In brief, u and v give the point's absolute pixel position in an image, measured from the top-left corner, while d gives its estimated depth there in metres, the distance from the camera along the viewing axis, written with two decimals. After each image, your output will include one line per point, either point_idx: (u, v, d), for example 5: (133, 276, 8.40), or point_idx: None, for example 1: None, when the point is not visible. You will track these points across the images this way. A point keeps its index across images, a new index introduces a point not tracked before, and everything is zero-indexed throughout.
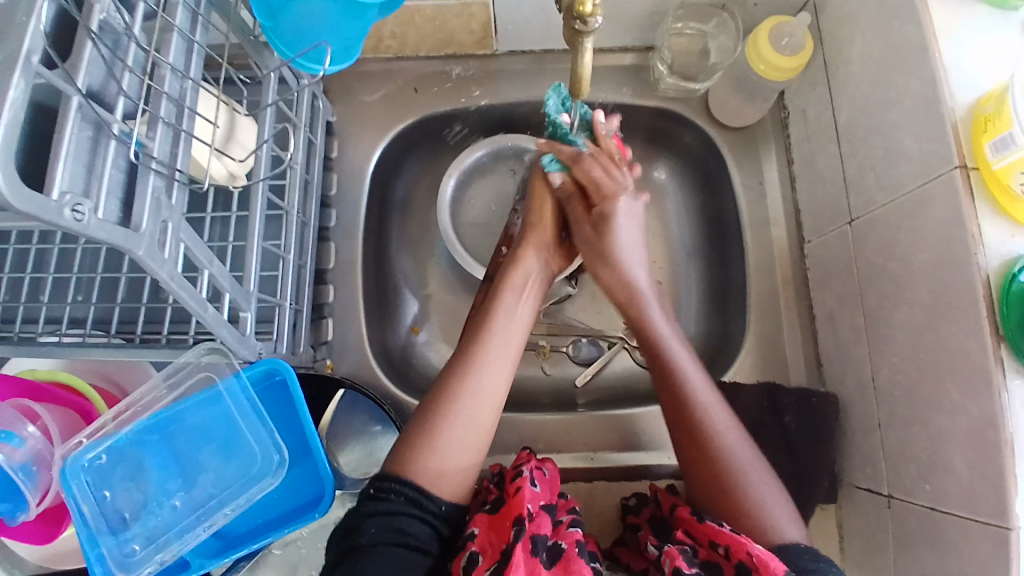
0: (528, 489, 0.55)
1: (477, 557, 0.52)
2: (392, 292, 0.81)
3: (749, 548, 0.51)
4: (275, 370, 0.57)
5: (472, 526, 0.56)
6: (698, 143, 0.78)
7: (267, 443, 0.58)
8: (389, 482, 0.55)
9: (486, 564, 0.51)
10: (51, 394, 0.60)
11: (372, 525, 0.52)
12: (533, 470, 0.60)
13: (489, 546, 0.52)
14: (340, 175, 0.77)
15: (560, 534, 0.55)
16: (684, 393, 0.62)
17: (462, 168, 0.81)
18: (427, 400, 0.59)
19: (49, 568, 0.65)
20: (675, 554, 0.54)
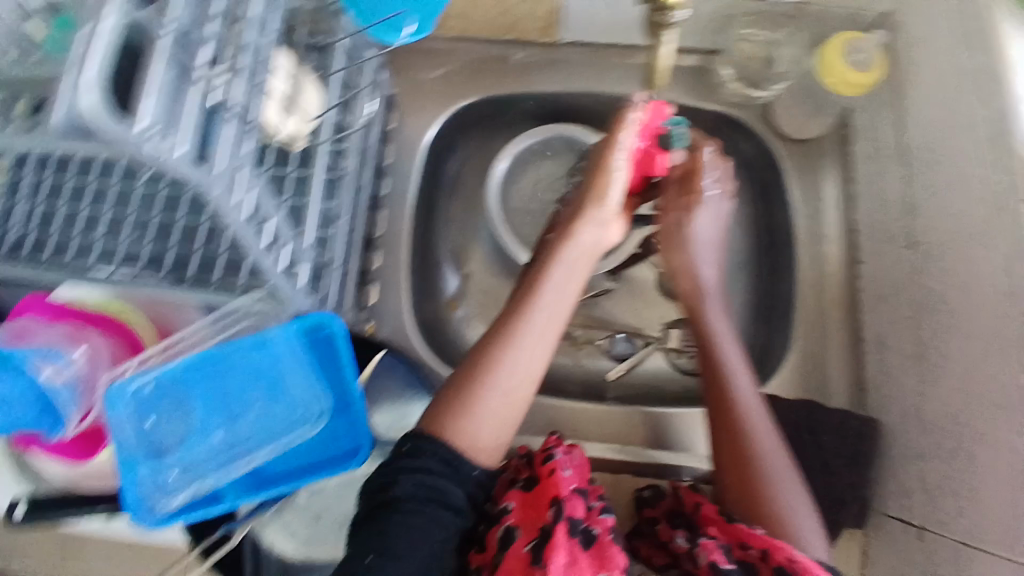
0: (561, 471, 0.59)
1: (514, 532, 0.56)
2: (434, 266, 0.82)
3: (791, 554, 0.52)
4: (322, 324, 0.58)
5: (508, 502, 0.60)
6: (756, 152, 0.77)
7: (308, 394, 0.60)
8: (423, 442, 0.56)
9: (526, 540, 0.55)
10: (101, 323, 0.63)
11: (409, 480, 0.54)
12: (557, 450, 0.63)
13: (528, 522, 0.57)
14: (396, 145, 0.77)
15: (592, 519, 0.57)
16: (729, 395, 0.61)
17: (513, 152, 0.81)
18: (463, 364, 0.60)
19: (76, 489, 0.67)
20: (712, 547, 0.56)
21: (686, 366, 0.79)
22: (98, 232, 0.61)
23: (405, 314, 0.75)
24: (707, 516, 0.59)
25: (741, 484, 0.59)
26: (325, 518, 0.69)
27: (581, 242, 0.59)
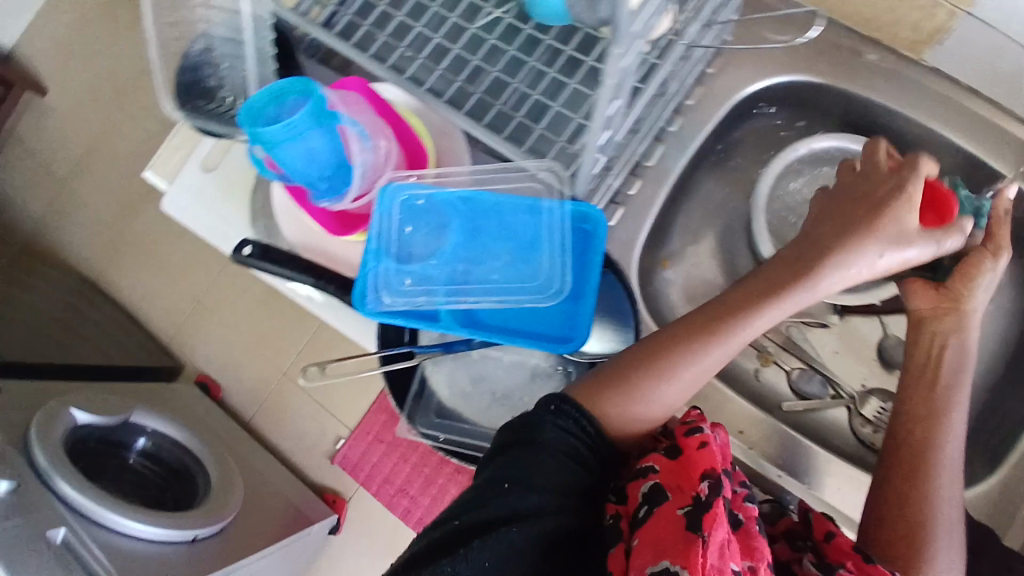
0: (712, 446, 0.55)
1: (664, 494, 0.53)
2: (668, 219, 0.80)
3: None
4: (589, 217, 0.60)
5: (651, 461, 0.56)
6: None
7: (552, 270, 0.61)
8: (565, 404, 0.58)
9: (676, 504, 0.51)
10: (404, 127, 0.67)
11: (555, 426, 0.55)
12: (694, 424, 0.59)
13: (676, 489, 0.53)
14: (706, 91, 0.73)
15: (736, 504, 0.53)
16: (927, 477, 0.60)
17: (809, 147, 0.77)
18: (642, 346, 0.62)
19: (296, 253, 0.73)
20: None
21: (867, 438, 0.74)
22: (418, 50, 0.70)
23: (635, 247, 0.72)
24: (840, 552, 0.56)
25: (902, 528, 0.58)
26: (483, 387, 0.71)
27: (823, 289, 0.60)
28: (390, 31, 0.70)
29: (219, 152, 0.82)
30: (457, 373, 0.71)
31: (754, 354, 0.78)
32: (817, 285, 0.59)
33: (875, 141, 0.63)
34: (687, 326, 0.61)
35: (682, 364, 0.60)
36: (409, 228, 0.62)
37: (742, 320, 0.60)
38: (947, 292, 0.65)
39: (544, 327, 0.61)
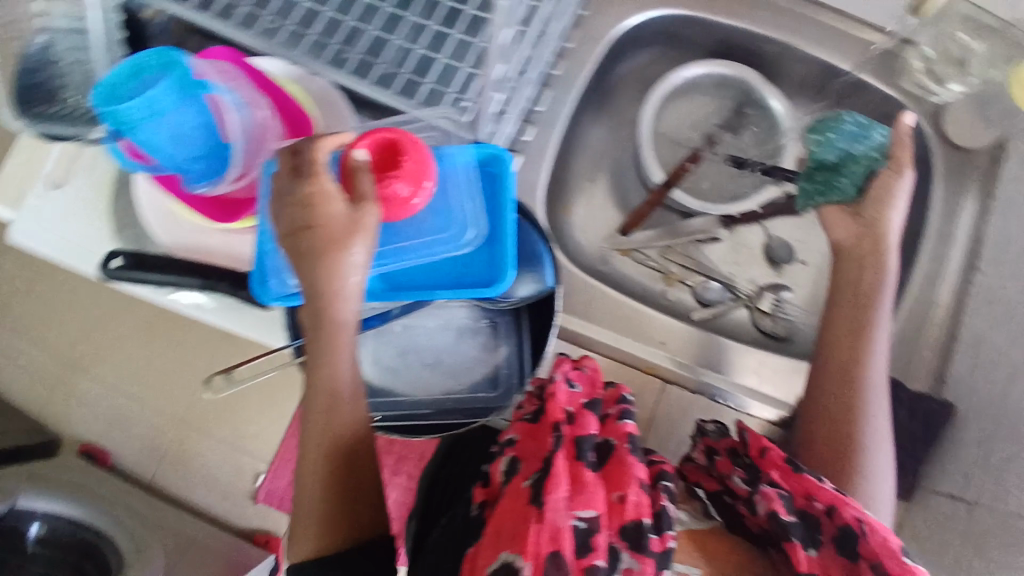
0: (562, 394, 0.56)
1: (519, 464, 0.55)
2: (564, 163, 0.83)
3: (858, 517, 0.51)
4: (493, 159, 0.59)
5: (512, 435, 0.59)
6: (905, 146, 0.79)
7: (466, 214, 0.58)
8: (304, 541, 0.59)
9: (527, 473, 0.54)
10: (280, 95, 0.63)
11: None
12: (570, 371, 0.59)
13: (530, 455, 0.56)
14: (582, 31, 0.76)
15: (611, 429, 0.54)
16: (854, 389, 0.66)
17: (684, 76, 0.81)
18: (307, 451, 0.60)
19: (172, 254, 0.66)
20: (772, 498, 0.56)
21: (768, 328, 0.80)
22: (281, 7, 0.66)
23: (540, 189, 0.74)
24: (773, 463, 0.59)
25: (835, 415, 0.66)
26: (410, 359, 0.69)
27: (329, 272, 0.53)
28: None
29: (64, 165, 0.72)
30: (385, 348, 0.69)
31: (658, 276, 0.83)
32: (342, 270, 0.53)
33: (313, 144, 0.54)
34: (321, 451, 0.58)
35: (353, 449, 0.59)
36: None
37: (329, 354, 0.57)
38: (863, 220, 0.69)
39: (466, 276, 0.59)
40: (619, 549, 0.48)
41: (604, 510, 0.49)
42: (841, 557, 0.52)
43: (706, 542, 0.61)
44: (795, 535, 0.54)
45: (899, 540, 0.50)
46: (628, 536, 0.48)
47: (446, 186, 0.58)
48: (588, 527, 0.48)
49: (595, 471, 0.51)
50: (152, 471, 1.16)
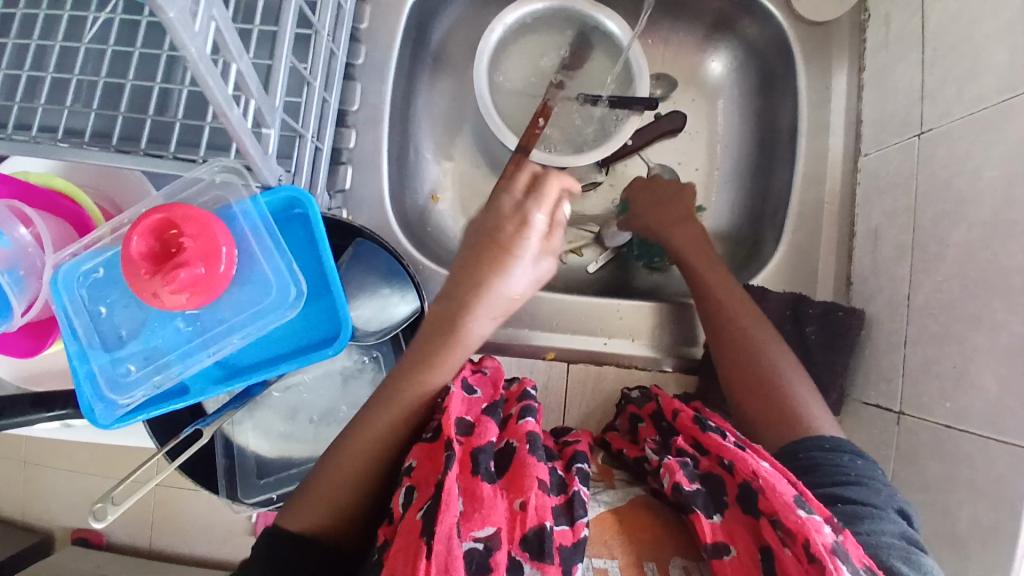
0: (458, 402, 0.50)
1: (413, 494, 0.46)
2: (413, 152, 0.76)
3: (755, 470, 0.48)
4: (293, 201, 0.54)
5: (409, 458, 0.48)
6: (764, 37, 0.73)
7: (280, 272, 0.52)
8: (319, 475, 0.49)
9: (420, 502, 0.45)
10: (43, 198, 0.56)
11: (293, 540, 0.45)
12: (472, 376, 0.54)
13: (422, 481, 0.46)
14: (375, 8, 0.68)
15: (510, 431, 0.50)
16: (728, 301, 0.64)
17: (505, 24, 0.73)
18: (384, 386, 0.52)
19: (27, 388, 0.63)
20: (676, 468, 0.52)
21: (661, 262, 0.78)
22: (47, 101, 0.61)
23: (385, 201, 0.69)
24: (685, 424, 0.58)
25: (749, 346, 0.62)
26: (299, 420, 0.64)
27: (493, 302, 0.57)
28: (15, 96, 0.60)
29: None
30: (271, 420, 0.63)
31: None
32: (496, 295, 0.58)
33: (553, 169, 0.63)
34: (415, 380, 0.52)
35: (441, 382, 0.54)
36: (102, 309, 0.53)
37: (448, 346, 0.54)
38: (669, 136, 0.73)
39: (306, 337, 0.54)
40: (520, 562, 0.43)
41: (505, 523, 0.44)
42: (744, 515, 0.49)
43: (631, 523, 0.54)
44: (700, 506, 0.50)
45: (789, 490, 0.46)
46: (531, 546, 0.44)
47: (247, 250, 0.52)
48: (485, 547, 0.43)
49: (493, 482, 0.46)
50: (148, 537, 0.99)
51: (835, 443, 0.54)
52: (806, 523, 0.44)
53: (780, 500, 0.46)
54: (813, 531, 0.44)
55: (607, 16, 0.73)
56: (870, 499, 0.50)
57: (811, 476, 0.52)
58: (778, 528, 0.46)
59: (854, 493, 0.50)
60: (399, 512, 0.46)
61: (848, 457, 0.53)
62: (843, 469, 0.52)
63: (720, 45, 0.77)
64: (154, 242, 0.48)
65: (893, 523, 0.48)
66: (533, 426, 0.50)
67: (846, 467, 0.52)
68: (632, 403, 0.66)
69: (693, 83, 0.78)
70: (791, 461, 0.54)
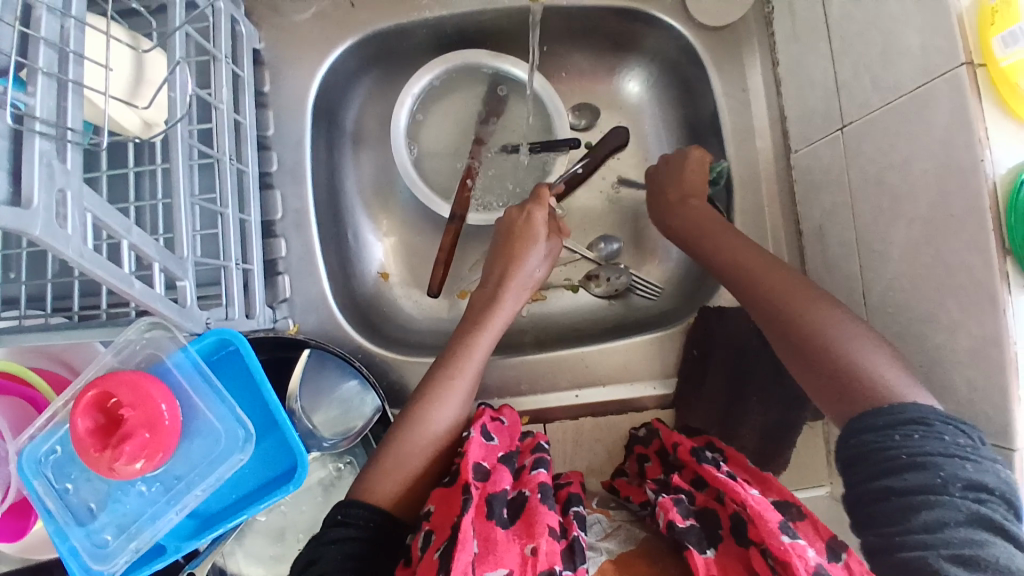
0: (477, 448, 0.53)
1: (431, 537, 0.48)
2: (353, 237, 0.75)
3: (743, 499, 0.44)
4: (225, 340, 0.54)
5: (429, 503, 0.52)
6: (676, 47, 0.73)
7: (226, 418, 0.53)
8: (355, 507, 0.52)
9: (438, 544, 0.47)
10: None
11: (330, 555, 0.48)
12: (489, 423, 0.57)
13: (440, 524, 0.49)
14: (277, 110, 0.67)
15: (524, 482, 0.51)
16: (747, 255, 0.59)
17: (414, 94, 0.71)
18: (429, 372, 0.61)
19: (30, 559, 0.63)
20: (670, 505, 0.49)
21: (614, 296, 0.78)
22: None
23: (329, 301, 0.68)
24: (683, 458, 0.55)
25: (779, 316, 0.54)
26: (288, 539, 0.66)
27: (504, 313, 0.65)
28: None
29: None
30: (261, 545, 0.65)
31: None
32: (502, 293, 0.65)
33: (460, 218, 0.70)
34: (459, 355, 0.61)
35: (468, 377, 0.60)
36: (68, 485, 0.53)
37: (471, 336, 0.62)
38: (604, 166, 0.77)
39: (269, 472, 0.55)
40: None
41: (517, 565, 0.44)
42: (737, 547, 0.46)
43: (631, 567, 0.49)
44: (698, 542, 0.46)
45: (774, 516, 0.43)
46: None
47: (187, 401, 0.52)
48: None
49: (507, 528, 0.47)
50: None
51: (890, 419, 0.44)
52: (789, 550, 0.41)
53: (766, 527, 0.42)
54: (797, 557, 0.41)
55: (513, 63, 0.71)
56: (931, 487, 0.42)
57: (861, 465, 0.45)
58: (768, 557, 0.43)
59: (908, 483, 0.42)
60: (419, 556, 0.48)
61: (904, 433, 0.43)
62: (896, 453, 0.43)
63: (645, 64, 0.77)
64: (101, 417, 0.48)
65: (960, 513, 0.41)
66: (545, 475, 0.51)
67: (897, 450, 0.43)
68: (639, 442, 0.65)
69: (615, 107, 0.79)
70: (844, 448, 0.46)
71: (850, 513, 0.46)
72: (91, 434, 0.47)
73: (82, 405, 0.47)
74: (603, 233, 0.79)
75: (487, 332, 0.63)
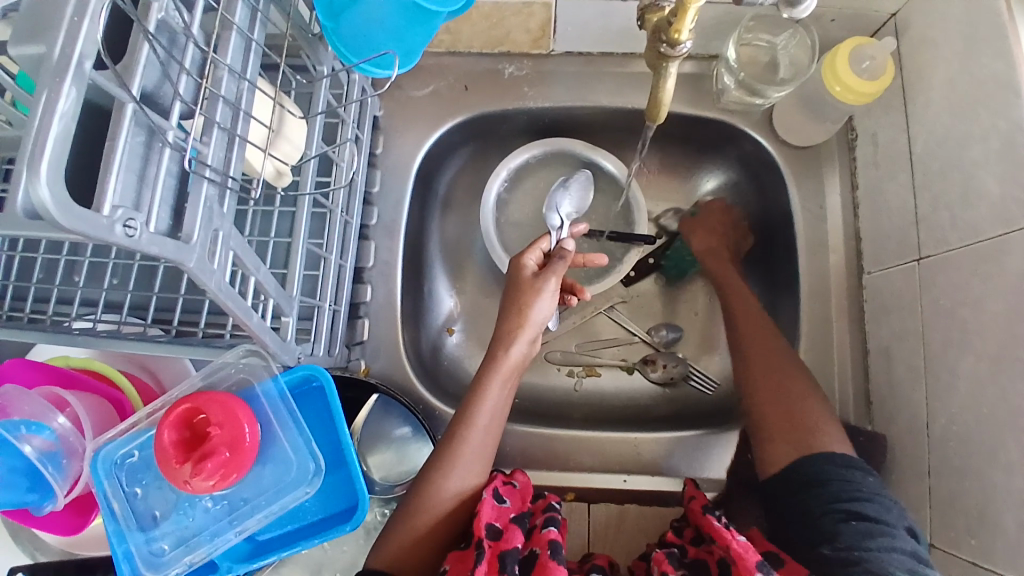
0: (489, 508, 0.56)
1: None
2: (428, 291, 0.79)
3: (728, 541, 0.52)
4: (310, 376, 0.58)
5: (444, 563, 0.55)
6: (757, 158, 0.77)
7: (301, 450, 0.57)
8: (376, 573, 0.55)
9: None
10: (84, 383, 0.60)
11: None
12: (500, 486, 0.59)
13: None
14: (384, 169, 0.74)
15: (535, 539, 0.55)
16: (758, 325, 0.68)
17: (509, 169, 0.77)
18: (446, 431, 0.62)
19: (73, 553, 0.64)
20: (662, 558, 0.56)
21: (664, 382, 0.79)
22: (85, 283, 0.66)
23: (400, 349, 0.72)
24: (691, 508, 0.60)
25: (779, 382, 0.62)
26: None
27: (510, 367, 0.63)
28: (59, 279, 0.65)
29: None
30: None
31: (566, 372, 0.80)
32: (517, 346, 0.64)
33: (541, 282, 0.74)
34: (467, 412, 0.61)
35: (473, 432, 0.61)
36: (137, 490, 0.56)
37: (479, 393, 0.62)
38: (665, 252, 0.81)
39: (328, 507, 0.58)
40: None
41: None
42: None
43: None
44: None
45: (754, 555, 0.51)
46: None
47: (270, 428, 0.56)
48: None
49: None
50: None
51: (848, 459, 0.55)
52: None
53: (745, 565, 0.50)
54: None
55: (602, 155, 0.77)
56: (883, 515, 0.51)
57: (822, 492, 0.54)
58: None
59: (867, 509, 0.51)
60: None
61: (862, 473, 0.54)
62: (856, 484, 0.53)
63: (725, 170, 0.81)
64: (187, 431, 0.51)
65: (906, 543, 0.50)
66: (554, 534, 0.55)
67: (857, 483, 0.53)
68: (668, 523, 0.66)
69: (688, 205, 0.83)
70: (803, 471, 0.55)
71: (800, 539, 0.54)
72: (176, 446, 0.51)
73: (174, 414, 0.51)
74: (666, 320, 0.82)
75: (497, 380, 0.62)
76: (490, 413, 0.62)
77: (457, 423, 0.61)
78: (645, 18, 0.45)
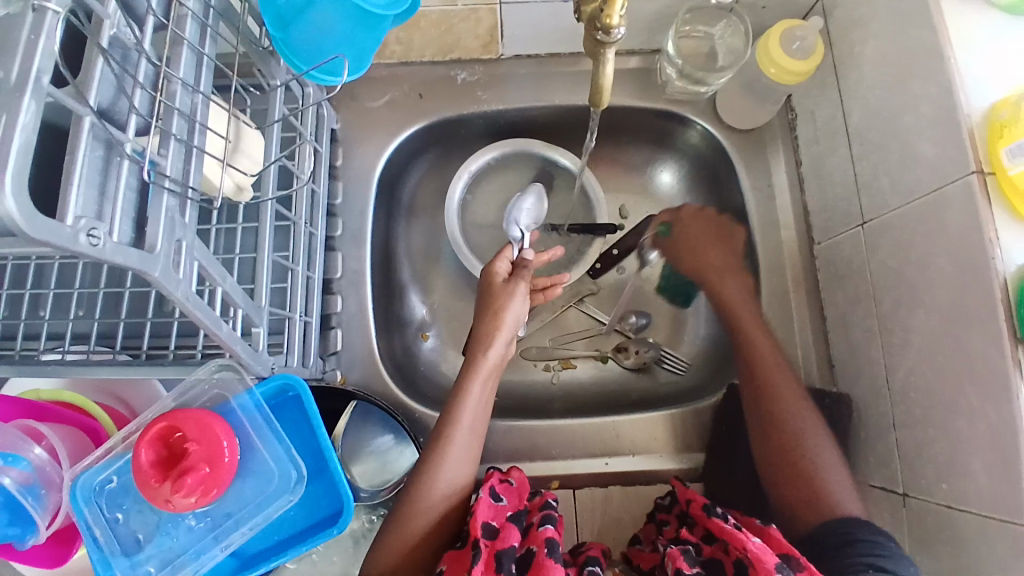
0: (485, 508, 0.56)
1: None
2: (399, 298, 0.80)
3: (744, 544, 0.51)
4: (287, 386, 0.58)
5: (441, 565, 0.55)
6: (706, 144, 0.80)
7: (282, 459, 0.57)
8: None
9: None
10: (56, 414, 0.59)
11: None
12: (498, 484, 0.60)
13: None
14: (346, 181, 0.75)
15: (532, 538, 0.55)
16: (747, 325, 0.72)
17: (469, 171, 0.79)
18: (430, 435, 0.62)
19: None
20: (677, 554, 0.54)
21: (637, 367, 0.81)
22: (51, 315, 0.65)
23: (375, 355, 0.72)
24: (695, 512, 0.59)
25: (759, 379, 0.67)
26: None
27: (489, 369, 0.64)
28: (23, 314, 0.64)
29: None
30: None
31: (542, 366, 0.81)
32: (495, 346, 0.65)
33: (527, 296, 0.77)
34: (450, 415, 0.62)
35: (457, 435, 0.61)
36: (118, 515, 0.55)
37: (460, 397, 0.63)
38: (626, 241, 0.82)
39: (314, 514, 0.58)
40: None
41: None
42: None
43: None
44: None
45: (772, 557, 0.49)
46: None
47: (249, 440, 0.56)
48: None
49: None
50: None
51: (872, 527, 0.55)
52: None
53: (764, 567, 0.49)
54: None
55: (558, 153, 0.79)
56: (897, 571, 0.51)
57: (844, 549, 0.53)
58: None
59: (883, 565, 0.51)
60: None
61: (882, 537, 0.54)
62: (874, 546, 0.53)
63: (678, 159, 0.84)
64: (164, 450, 0.51)
65: None
66: (551, 531, 0.54)
67: (881, 544, 0.53)
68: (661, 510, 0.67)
69: (646, 195, 0.86)
70: (832, 534, 0.55)
71: None
72: (154, 467, 0.50)
73: (151, 434, 0.51)
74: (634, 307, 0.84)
75: (477, 378, 0.64)
76: (472, 415, 0.63)
77: (439, 425, 0.62)
78: (580, 10, 0.47)
